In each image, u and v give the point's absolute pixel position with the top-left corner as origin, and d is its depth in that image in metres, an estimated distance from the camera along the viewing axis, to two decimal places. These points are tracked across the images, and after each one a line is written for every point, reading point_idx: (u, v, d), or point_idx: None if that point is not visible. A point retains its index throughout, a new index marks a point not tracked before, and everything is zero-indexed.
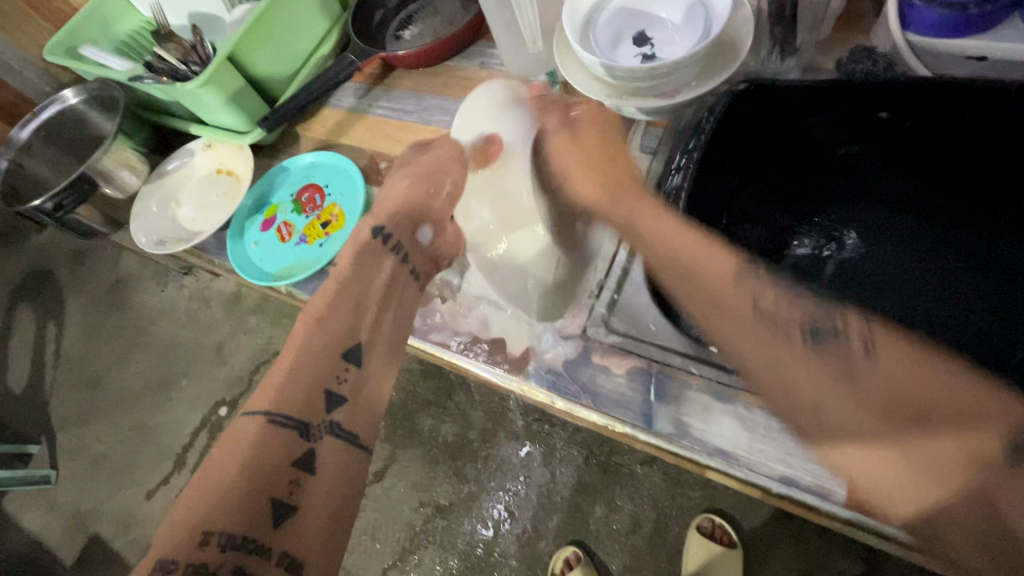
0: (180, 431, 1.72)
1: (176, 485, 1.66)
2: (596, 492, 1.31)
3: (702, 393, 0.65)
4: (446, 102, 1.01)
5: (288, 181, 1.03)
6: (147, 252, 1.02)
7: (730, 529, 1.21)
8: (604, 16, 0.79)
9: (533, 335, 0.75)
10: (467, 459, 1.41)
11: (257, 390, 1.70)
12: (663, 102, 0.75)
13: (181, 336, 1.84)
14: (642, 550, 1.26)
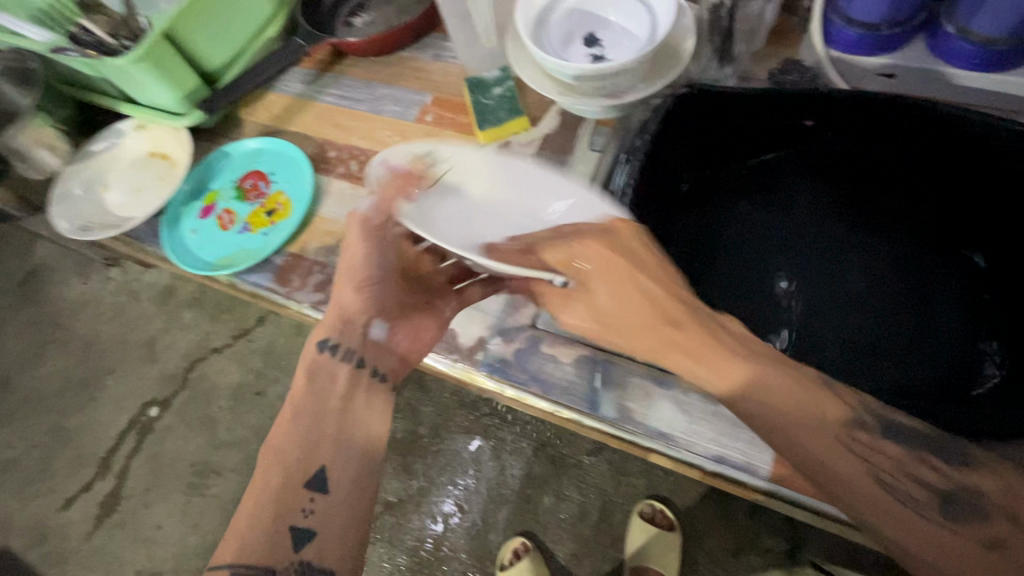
0: (104, 434, 1.61)
1: (99, 491, 1.55)
2: (545, 483, 1.34)
3: (645, 378, 0.67)
4: (397, 92, 1.00)
5: (229, 167, 0.98)
6: (70, 238, 0.95)
7: (669, 513, 1.27)
8: (557, 16, 0.81)
9: (485, 326, 0.75)
10: (416, 456, 1.40)
11: (193, 389, 1.61)
12: (611, 102, 0.79)
13: (104, 332, 1.71)
14: (589, 537, 1.30)
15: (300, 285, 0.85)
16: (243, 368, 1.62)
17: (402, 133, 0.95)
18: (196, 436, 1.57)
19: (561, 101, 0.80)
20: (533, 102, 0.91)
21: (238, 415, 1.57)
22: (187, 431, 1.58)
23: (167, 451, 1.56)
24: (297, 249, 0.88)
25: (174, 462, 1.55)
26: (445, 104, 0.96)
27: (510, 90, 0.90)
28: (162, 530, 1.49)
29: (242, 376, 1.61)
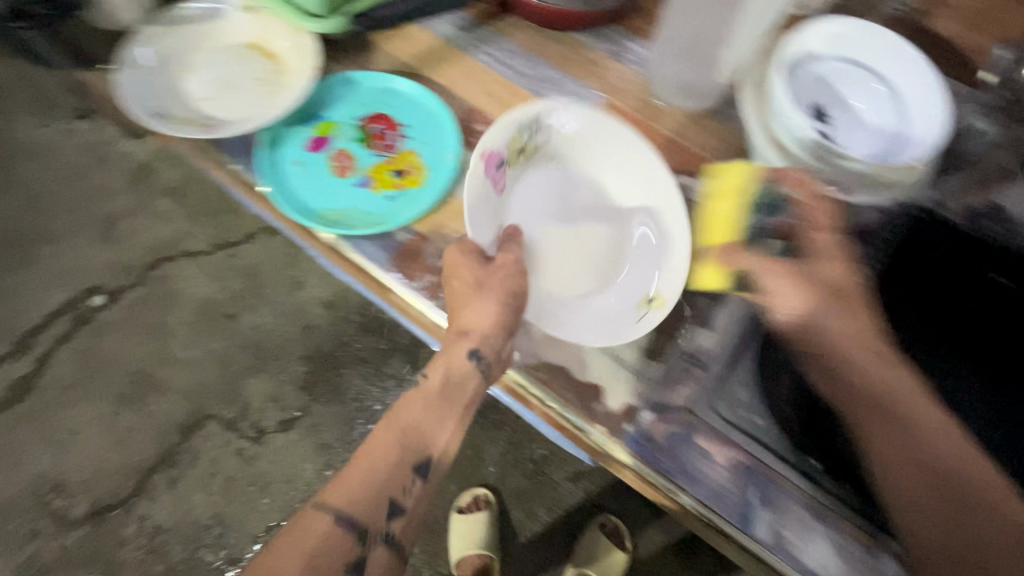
0: (34, 307, 1.49)
1: (58, 365, 1.45)
2: (524, 496, 1.45)
3: (802, 507, 0.63)
4: (565, 80, 0.86)
5: (359, 101, 0.82)
6: (138, 122, 0.74)
7: (623, 533, 1.40)
8: (814, 69, 0.73)
9: (634, 393, 0.68)
10: (345, 368, 1.47)
11: (155, 288, 1.51)
12: (835, 194, 0.69)
13: (53, 187, 1.58)
14: (559, 522, 1.43)
15: (429, 276, 0.73)
16: (215, 283, 1.52)
17: None
18: (144, 342, 1.47)
19: (765, 149, 0.71)
20: (719, 152, 0.82)
21: (199, 334, 1.48)
22: (126, 334, 1.47)
23: (94, 348, 1.46)
24: (425, 229, 0.75)
25: (116, 364, 1.45)
26: (622, 117, 0.84)
27: (762, 225, 0.73)
28: (114, 426, 1.40)
29: (212, 292, 1.52)
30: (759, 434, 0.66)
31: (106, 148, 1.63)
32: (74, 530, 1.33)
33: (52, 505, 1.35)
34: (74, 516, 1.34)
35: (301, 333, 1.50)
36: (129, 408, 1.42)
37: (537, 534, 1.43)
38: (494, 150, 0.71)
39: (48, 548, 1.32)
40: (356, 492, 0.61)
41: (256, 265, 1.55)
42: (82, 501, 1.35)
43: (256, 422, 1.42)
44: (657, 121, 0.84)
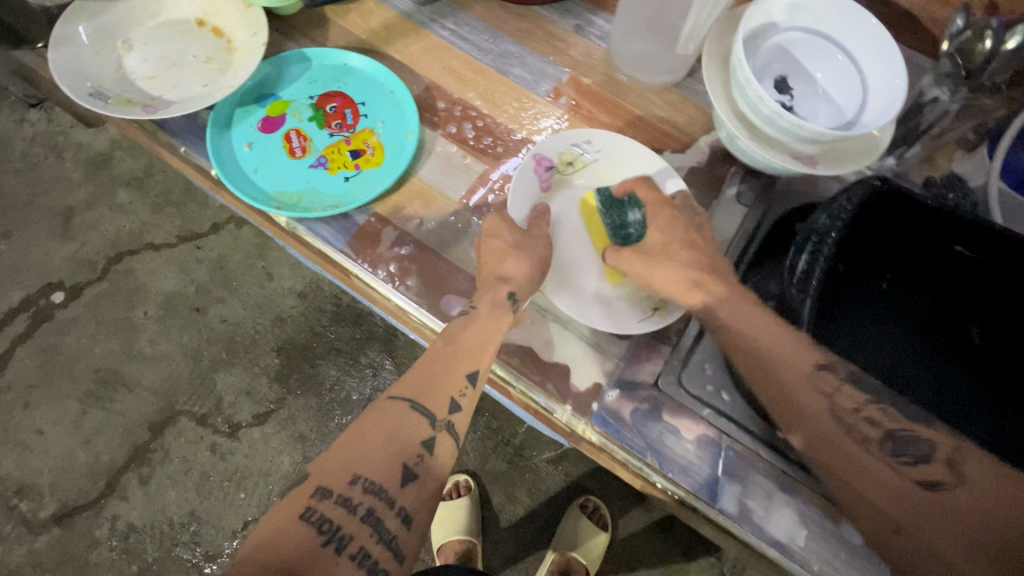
0: None
1: (20, 364, 1.39)
2: (504, 479, 1.45)
3: (768, 479, 0.63)
4: (528, 55, 0.84)
5: (313, 78, 0.78)
6: (73, 102, 0.70)
7: (603, 515, 1.40)
8: (774, 41, 0.72)
9: (602, 371, 0.67)
10: (318, 358, 1.44)
11: (116, 283, 1.45)
12: (801, 167, 0.68)
13: (8, 181, 1.51)
14: (539, 505, 1.44)
15: (390, 258, 0.71)
16: (182, 277, 1.47)
17: (529, 109, 0.81)
18: (112, 340, 1.42)
19: (726, 123, 0.71)
20: (684, 127, 0.81)
21: (168, 328, 1.43)
22: (91, 331, 1.42)
23: (54, 347, 1.41)
24: (385, 210, 0.73)
25: (81, 361, 1.40)
26: (586, 93, 0.83)
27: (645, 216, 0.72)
28: (81, 426, 1.36)
29: (176, 286, 1.47)
30: (727, 408, 0.65)
31: (62, 140, 1.56)
32: (45, 531, 1.30)
33: (19, 509, 1.30)
34: (42, 518, 1.30)
35: (272, 325, 1.46)
36: (97, 406, 1.37)
37: (518, 517, 1.44)
38: (548, 155, 0.75)
39: (16, 553, 1.28)
40: (421, 384, 0.61)
41: (223, 257, 1.50)
42: (52, 502, 1.31)
43: (230, 415, 1.39)
44: (623, 97, 0.83)
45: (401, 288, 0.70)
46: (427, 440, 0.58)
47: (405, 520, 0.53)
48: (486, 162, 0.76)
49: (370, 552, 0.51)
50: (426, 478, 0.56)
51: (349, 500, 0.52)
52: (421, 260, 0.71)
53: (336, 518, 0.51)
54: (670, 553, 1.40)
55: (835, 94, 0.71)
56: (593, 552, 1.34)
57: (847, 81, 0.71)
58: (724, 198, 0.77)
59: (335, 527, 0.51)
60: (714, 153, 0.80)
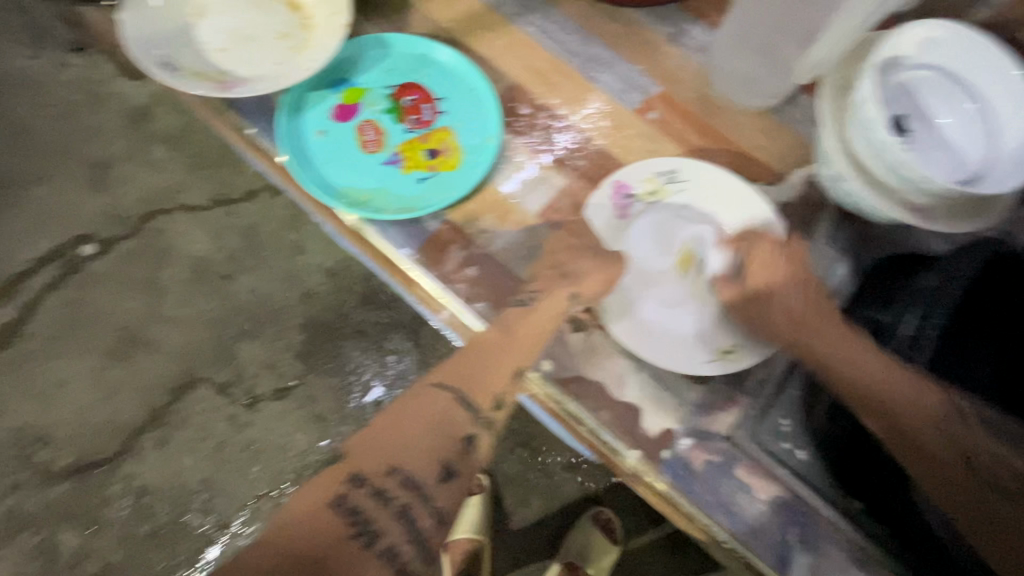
0: (16, 253, 1.33)
1: (43, 316, 1.30)
2: (519, 484, 1.16)
3: (844, 552, 0.59)
4: (617, 60, 0.78)
5: (392, 67, 0.74)
6: (145, 72, 0.66)
7: (616, 525, 1.13)
8: (901, 76, 0.66)
9: (675, 417, 0.64)
10: (342, 337, 1.32)
11: (147, 242, 1.35)
12: (914, 220, 0.62)
13: (44, 126, 1.40)
14: (553, 514, 1.16)
15: (460, 269, 0.68)
16: (213, 242, 1.35)
17: (615, 122, 0.75)
18: (134, 298, 1.32)
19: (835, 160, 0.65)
20: (777, 158, 0.76)
21: (193, 292, 1.33)
22: (116, 288, 1.33)
23: (75, 303, 1.31)
24: (458, 218, 0.70)
25: (101, 319, 1.31)
26: (676, 108, 0.77)
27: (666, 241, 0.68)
28: (97, 389, 1.27)
29: (208, 250, 1.35)
30: (802, 470, 0.62)
31: (101, 88, 1.43)
32: (57, 486, 1.22)
33: (35, 459, 1.23)
34: (57, 469, 1.22)
35: (299, 300, 1.33)
36: (119, 364, 1.29)
37: (527, 524, 1.16)
38: (628, 182, 0.70)
39: (30, 502, 1.21)
40: (472, 371, 0.54)
41: (256, 225, 1.38)
42: (67, 455, 1.23)
43: (251, 386, 1.28)
44: (716, 118, 0.77)
45: (472, 305, 0.67)
46: (472, 433, 0.51)
47: (441, 522, 0.47)
48: (567, 176, 0.73)
49: (399, 554, 0.44)
50: (467, 482, 0.49)
51: (381, 491, 0.45)
52: (493, 275, 0.68)
53: (367, 509, 0.45)
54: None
55: (960, 141, 0.65)
56: (602, 569, 1.09)
57: (974, 130, 0.65)
58: (815, 239, 0.72)
59: (366, 519, 0.44)
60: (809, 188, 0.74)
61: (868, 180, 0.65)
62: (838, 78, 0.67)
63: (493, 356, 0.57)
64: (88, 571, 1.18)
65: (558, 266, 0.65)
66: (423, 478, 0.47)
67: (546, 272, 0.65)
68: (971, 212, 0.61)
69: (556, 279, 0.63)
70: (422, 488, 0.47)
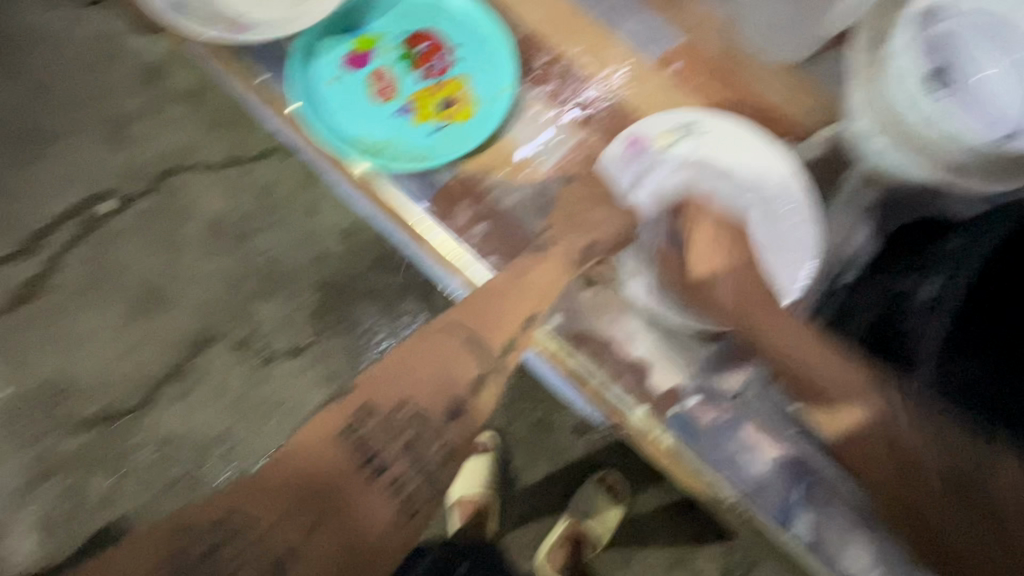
0: (38, 207, 1.35)
1: (66, 270, 1.33)
2: (527, 444, 1.18)
3: (847, 511, 0.60)
4: (640, 8, 0.74)
5: (406, 13, 0.72)
6: (157, 16, 0.65)
7: (621, 486, 1.16)
8: (942, 24, 0.62)
9: (685, 375, 0.64)
10: (355, 297, 1.33)
11: (164, 198, 1.36)
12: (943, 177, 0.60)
13: (62, 80, 1.40)
14: (560, 474, 1.18)
15: (472, 222, 0.67)
16: (228, 200, 1.36)
17: (635, 74, 0.73)
18: (153, 254, 1.34)
19: None
20: (803, 114, 0.73)
21: (210, 249, 1.34)
22: (135, 244, 1.35)
23: (96, 258, 1.34)
24: (471, 171, 0.69)
25: (121, 274, 1.33)
26: (699, 60, 0.73)
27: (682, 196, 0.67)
28: (119, 341, 1.31)
29: (223, 208, 1.36)
30: (813, 429, 0.61)
31: (115, 42, 1.42)
32: (85, 432, 1.27)
33: (63, 405, 1.28)
34: (84, 416, 1.27)
35: (313, 261, 1.34)
36: (140, 318, 1.32)
37: (534, 483, 1.18)
38: (646, 134, 0.68)
39: (60, 446, 1.26)
40: (483, 315, 0.55)
41: (270, 183, 1.38)
42: (93, 404, 1.28)
43: (267, 343, 1.31)
44: (742, 72, 0.73)
45: (485, 258, 0.67)
46: (479, 378, 0.51)
47: (448, 461, 0.48)
48: (584, 129, 0.71)
49: (405, 485, 0.45)
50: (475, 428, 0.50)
51: (391, 427, 0.46)
52: (505, 229, 0.67)
53: (375, 442, 0.45)
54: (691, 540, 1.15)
55: (1001, 96, 0.61)
56: (605, 526, 1.13)
57: (1017, 84, 0.61)
58: (837, 199, 0.70)
59: (373, 452, 0.45)
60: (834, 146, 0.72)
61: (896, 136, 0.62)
62: (872, 27, 0.63)
63: (501, 304, 0.57)
64: (116, 511, 1.24)
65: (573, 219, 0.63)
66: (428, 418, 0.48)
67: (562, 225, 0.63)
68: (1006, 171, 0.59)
69: (569, 233, 0.62)
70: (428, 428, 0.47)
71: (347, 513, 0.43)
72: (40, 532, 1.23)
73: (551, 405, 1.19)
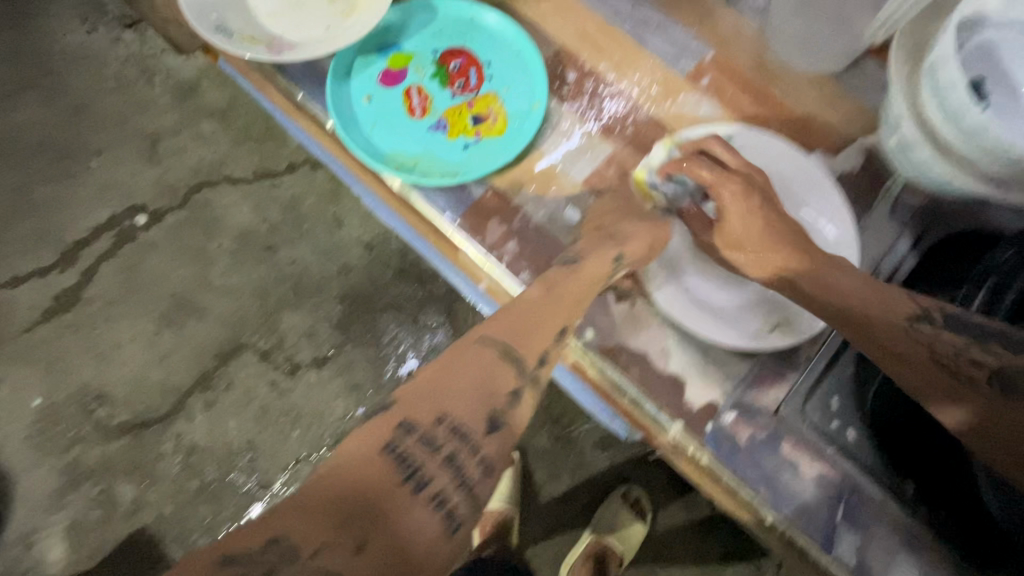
0: (76, 221, 1.40)
1: (101, 281, 1.37)
2: (550, 458, 1.18)
3: (892, 534, 0.58)
4: (668, 23, 0.75)
5: (439, 31, 0.73)
6: (200, 36, 0.67)
7: (646, 503, 1.13)
8: (981, 37, 0.61)
9: (719, 391, 0.63)
10: (379, 308, 1.34)
11: (196, 212, 1.39)
12: (988, 191, 0.59)
13: (101, 99, 1.46)
14: (583, 489, 1.17)
15: (502, 236, 0.68)
16: (257, 214, 1.39)
17: (665, 88, 0.73)
18: (184, 266, 1.38)
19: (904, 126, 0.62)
20: (837, 127, 0.72)
21: (239, 261, 1.37)
22: (167, 256, 1.38)
23: (129, 270, 1.38)
24: (503, 185, 0.69)
25: (153, 286, 1.37)
26: (730, 74, 0.73)
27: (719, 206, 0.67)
28: (150, 351, 1.34)
29: (253, 221, 1.39)
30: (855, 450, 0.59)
31: (153, 62, 1.48)
32: (116, 440, 1.30)
33: (96, 414, 1.31)
34: (116, 424, 1.30)
35: (338, 273, 1.36)
36: (170, 328, 1.35)
37: (557, 497, 1.17)
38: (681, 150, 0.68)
39: (92, 454, 1.29)
40: (519, 326, 0.55)
41: (298, 197, 1.41)
42: (125, 412, 1.31)
43: (292, 353, 1.33)
44: (773, 85, 0.73)
45: (516, 274, 0.67)
46: (515, 390, 0.51)
47: (488, 478, 0.47)
48: (614, 144, 0.71)
49: (448, 500, 0.45)
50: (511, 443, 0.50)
51: (432, 440, 0.46)
52: (536, 243, 0.68)
53: (417, 456, 0.45)
54: (717, 560, 1.13)
55: None
56: (631, 545, 1.10)
57: None
58: (876, 212, 0.68)
59: (416, 465, 0.45)
60: (870, 159, 0.71)
61: (940, 148, 0.61)
62: (912, 39, 0.62)
63: (534, 315, 0.56)
64: (144, 520, 1.26)
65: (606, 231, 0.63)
66: (466, 434, 0.47)
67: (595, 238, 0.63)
68: None
69: (602, 246, 0.62)
70: (466, 444, 0.47)
71: (392, 529, 0.42)
72: (71, 539, 1.26)
73: (573, 418, 1.19)
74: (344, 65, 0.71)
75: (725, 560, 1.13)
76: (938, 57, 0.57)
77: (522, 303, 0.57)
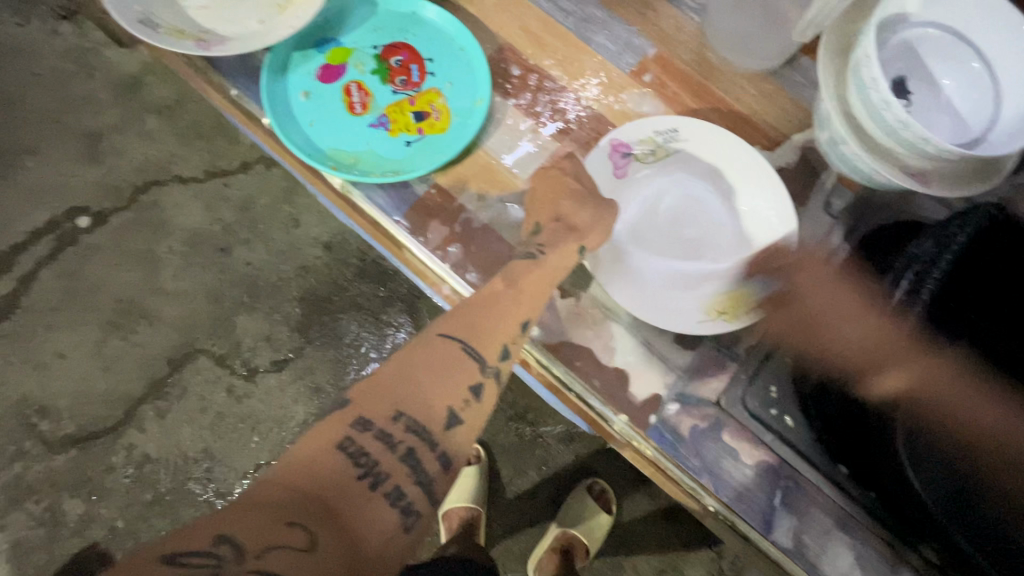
0: (11, 224, 1.32)
1: (41, 288, 1.30)
2: (514, 455, 1.18)
3: (827, 515, 0.60)
4: (611, 19, 0.75)
5: (378, 26, 0.72)
6: (123, 28, 0.64)
7: (610, 496, 1.15)
8: (901, 38, 0.64)
9: (663, 383, 0.64)
10: (339, 309, 1.32)
11: (142, 213, 1.33)
12: (911, 184, 0.61)
13: (35, 95, 1.38)
14: (547, 484, 1.18)
15: (447, 234, 0.67)
16: (208, 214, 1.34)
17: (608, 84, 0.73)
18: (131, 270, 1.32)
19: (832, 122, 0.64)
20: (773, 122, 0.74)
21: (190, 264, 1.32)
22: (112, 260, 1.32)
23: (70, 275, 1.31)
24: (447, 182, 0.69)
25: (97, 292, 1.30)
26: (671, 70, 0.74)
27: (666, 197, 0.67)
28: (96, 360, 1.28)
29: (203, 223, 1.34)
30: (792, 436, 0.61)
31: (92, 56, 1.40)
32: (61, 454, 1.24)
33: (39, 427, 1.24)
34: (60, 438, 1.24)
35: (296, 274, 1.33)
36: (117, 335, 1.29)
37: (522, 494, 1.17)
38: (626, 141, 0.68)
39: (34, 470, 1.23)
40: (475, 323, 0.53)
41: (251, 197, 1.36)
42: (69, 425, 1.25)
43: (249, 358, 1.29)
44: (713, 82, 0.75)
45: (463, 273, 0.67)
46: (476, 386, 0.50)
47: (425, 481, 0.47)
48: (559, 140, 0.71)
49: (404, 494, 0.45)
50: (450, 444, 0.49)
51: (388, 435, 0.46)
52: (482, 241, 0.67)
53: (372, 452, 0.45)
54: (679, 549, 1.15)
55: (959, 107, 0.63)
56: (596, 538, 1.10)
57: (974, 94, 0.63)
58: (810, 205, 0.70)
59: (370, 462, 0.45)
60: (805, 154, 0.73)
61: (867, 142, 0.63)
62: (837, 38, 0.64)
63: (499, 313, 0.55)
64: (94, 536, 1.21)
65: (554, 224, 0.62)
66: (424, 432, 0.47)
67: (542, 233, 0.62)
68: (970, 180, 0.60)
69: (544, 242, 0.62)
70: (429, 440, 0.47)
71: (347, 522, 0.42)
72: (13, 561, 1.19)
73: (536, 415, 1.19)
74: (280, 62, 0.69)
75: (687, 549, 1.15)
76: (860, 56, 0.59)
77: (483, 302, 0.55)
